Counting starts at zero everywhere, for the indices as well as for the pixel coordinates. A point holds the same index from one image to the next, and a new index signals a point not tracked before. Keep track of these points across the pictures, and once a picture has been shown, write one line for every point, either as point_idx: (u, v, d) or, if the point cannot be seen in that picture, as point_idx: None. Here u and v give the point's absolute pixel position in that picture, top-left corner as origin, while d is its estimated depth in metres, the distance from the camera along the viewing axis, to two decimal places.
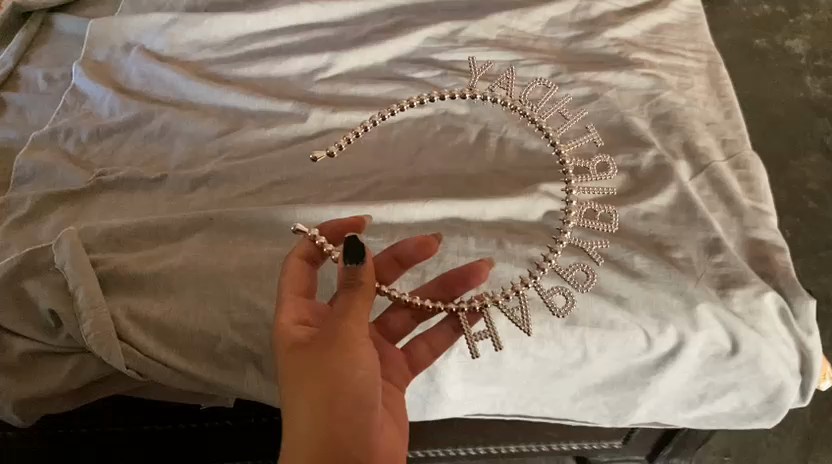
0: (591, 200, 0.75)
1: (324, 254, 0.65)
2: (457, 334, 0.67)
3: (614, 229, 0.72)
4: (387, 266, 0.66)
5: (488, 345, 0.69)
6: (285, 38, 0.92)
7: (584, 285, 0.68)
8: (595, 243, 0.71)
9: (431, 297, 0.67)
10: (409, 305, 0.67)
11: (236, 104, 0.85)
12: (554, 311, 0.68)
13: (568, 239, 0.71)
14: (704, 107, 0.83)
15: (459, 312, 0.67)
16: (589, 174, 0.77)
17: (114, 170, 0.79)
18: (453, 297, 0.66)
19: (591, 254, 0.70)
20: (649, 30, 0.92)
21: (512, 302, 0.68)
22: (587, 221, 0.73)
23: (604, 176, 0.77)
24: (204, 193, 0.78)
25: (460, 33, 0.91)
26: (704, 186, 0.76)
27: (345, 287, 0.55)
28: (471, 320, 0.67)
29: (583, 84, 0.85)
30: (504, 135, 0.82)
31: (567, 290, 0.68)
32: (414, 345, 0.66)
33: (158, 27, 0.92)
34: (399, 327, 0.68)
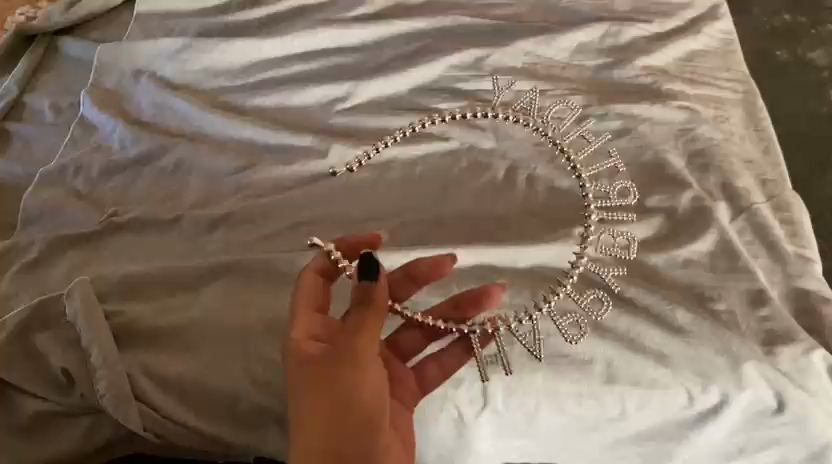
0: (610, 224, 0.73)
1: (338, 269, 0.65)
2: (468, 355, 0.65)
3: (632, 257, 0.71)
4: (400, 283, 0.65)
5: (498, 373, 0.66)
6: (303, 65, 0.89)
7: (599, 313, 0.67)
8: (613, 270, 0.69)
9: (442, 318, 0.65)
10: (421, 325, 0.66)
11: (255, 136, 0.82)
12: (566, 338, 0.65)
13: (585, 264, 0.69)
14: (741, 143, 0.80)
15: (471, 334, 0.65)
16: (609, 199, 0.75)
17: (128, 210, 0.76)
18: (466, 320, 0.65)
19: (607, 281, 0.69)
20: (681, 57, 0.88)
21: (524, 326, 0.67)
22: (604, 247, 0.71)
23: (624, 203, 0.75)
24: (221, 236, 0.74)
25: (486, 60, 0.87)
26: (744, 230, 0.73)
27: (358, 303, 0.55)
28: (483, 344, 0.65)
29: (615, 116, 0.82)
30: (533, 171, 0.79)
31: (582, 319, 0.66)
32: (425, 364, 0.64)
33: (169, 53, 0.88)
34: (410, 344, 0.66)
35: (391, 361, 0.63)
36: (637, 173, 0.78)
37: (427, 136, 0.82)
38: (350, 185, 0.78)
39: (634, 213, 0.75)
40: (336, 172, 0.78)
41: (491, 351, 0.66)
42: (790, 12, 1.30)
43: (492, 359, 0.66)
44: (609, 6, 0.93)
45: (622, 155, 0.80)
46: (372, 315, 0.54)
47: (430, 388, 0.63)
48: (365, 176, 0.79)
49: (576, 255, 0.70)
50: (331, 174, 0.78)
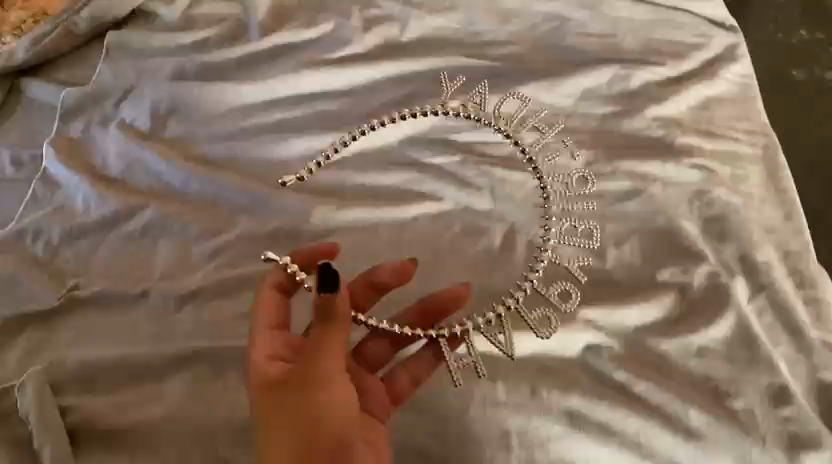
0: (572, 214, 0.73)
1: (296, 283, 0.64)
2: (438, 362, 0.64)
3: (597, 247, 0.71)
4: (361, 292, 0.65)
5: (472, 377, 0.63)
6: (286, 112, 0.82)
7: (568, 305, 0.67)
8: (577, 261, 0.71)
9: (409, 325, 0.65)
10: (387, 332, 0.66)
11: (232, 194, 0.75)
12: (539, 334, 0.65)
13: (549, 257, 0.70)
14: (760, 207, 0.73)
15: (438, 339, 0.65)
16: (571, 189, 0.75)
17: (90, 282, 0.70)
18: (433, 324, 0.65)
19: (573, 271, 0.70)
20: (696, 105, 0.81)
21: (494, 325, 0.66)
22: (568, 239, 0.72)
23: (587, 192, 0.74)
24: (190, 314, 0.68)
25: (483, 108, 0.81)
26: (765, 311, 0.67)
27: (317, 322, 0.52)
28: (451, 346, 0.65)
29: (624, 175, 0.75)
30: (533, 238, 0.73)
31: (554, 314, 0.66)
32: (394, 373, 0.63)
33: (141, 100, 0.82)
34: (378, 354, 0.66)
35: (357, 374, 0.62)
36: (648, 242, 0.71)
37: (417, 196, 0.76)
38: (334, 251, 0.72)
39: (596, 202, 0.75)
40: (287, 183, 0.76)
41: (461, 355, 0.65)
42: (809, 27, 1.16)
43: (466, 363, 0.64)
44: (618, 46, 0.85)
45: (632, 219, 0.73)
46: (330, 334, 0.53)
47: (401, 398, 0.62)
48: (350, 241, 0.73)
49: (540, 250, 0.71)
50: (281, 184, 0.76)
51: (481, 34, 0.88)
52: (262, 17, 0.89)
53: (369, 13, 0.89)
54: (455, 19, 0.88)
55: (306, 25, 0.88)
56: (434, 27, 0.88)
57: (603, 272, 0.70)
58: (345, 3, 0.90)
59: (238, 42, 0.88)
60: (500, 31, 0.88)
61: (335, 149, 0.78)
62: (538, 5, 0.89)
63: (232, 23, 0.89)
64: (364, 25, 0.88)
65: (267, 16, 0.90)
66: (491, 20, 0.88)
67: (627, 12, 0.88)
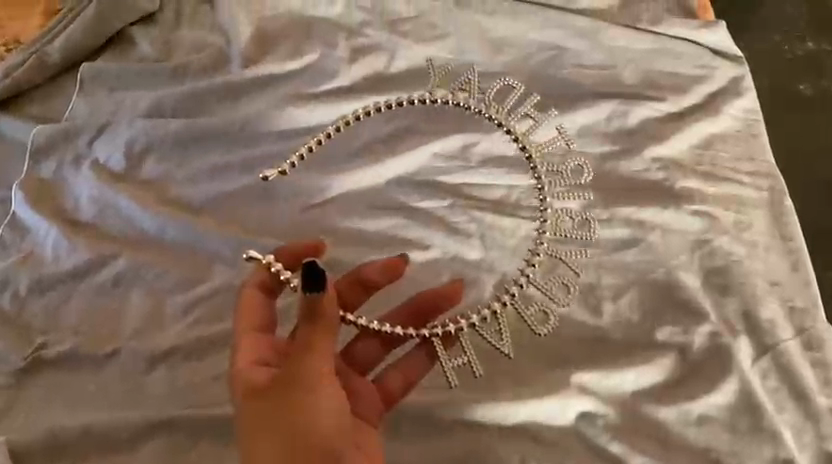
0: (566, 206, 0.73)
1: (282, 282, 0.62)
2: (433, 361, 0.63)
3: (594, 239, 0.71)
4: (350, 291, 0.62)
5: (466, 375, 0.64)
6: (266, 149, 0.78)
7: (564, 300, 0.67)
8: (574, 253, 0.70)
9: (402, 324, 0.63)
10: (378, 334, 0.63)
11: (208, 241, 0.71)
12: (535, 330, 0.66)
13: (545, 251, 0.70)
14: (766, 257, 0.69)
15: (432, 338, 0.63)
16: (564, 178, 0.74)
17: (58, 340, 0.66)
18: (427, 323, 0.63)
19: (572, 265, 0.69)
20: (698, 143, 0.77)
21: (488, 323, 0.66)
22: (563, 230, 0.71)
23: (580, 181, 0.74)
24: (162, 375, 0.64)
25: (474, 147, 0.77)
26: (769, 373, 0.64)
27: (304, 319, 0.50)
28: (445, 345, 0.64)
29: (622, 222, 0.71)
30: (525, 289, 0.68)
31: (549, 309, 0.67)
32: (385, 373, 0.61)
33: (114, 137, 0.78)
34: (370, 354, 0.63)
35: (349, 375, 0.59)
36: (647, 295, 0.68)
37: (404, 243, 0.72)
38: None
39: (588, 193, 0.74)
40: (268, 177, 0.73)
41: (457, 353, 0.64)
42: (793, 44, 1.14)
43: (459, 361, 0.64)
44: (617, 78, 0.81)
45: (630, 270, 0.69)
46: (319, 329, 0.51)
47: (396, 399, 0.60)
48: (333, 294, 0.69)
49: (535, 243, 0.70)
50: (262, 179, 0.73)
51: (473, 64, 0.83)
52: (243, 45, 0.85)
53: (355, 42, 0.85)
54: (445, 48, 0.84)
55: (290, 56, 0.85)
56: (423, 57, 0.84)
57: (597, 329, 0.66)
58: (330, 31, 0.86)
59: (219, 73, 0.85)
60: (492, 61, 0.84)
61: (324, 135, 0.74)
62: (532, 34, 0.85)
63: (211, 52, 0.85)
64: (350, 55, 0.84)
65: (249, 43, 0.85)
66: (483, 49, 0.84)
67: (627, 42, 0.83)
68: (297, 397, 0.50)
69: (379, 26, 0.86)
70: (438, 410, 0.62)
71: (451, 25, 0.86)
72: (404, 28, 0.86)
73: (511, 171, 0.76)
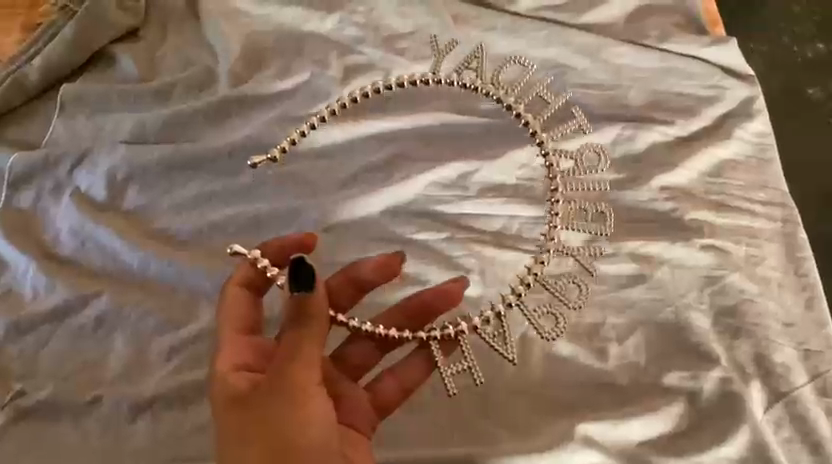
0: (577, 195, 0.71)
1: (268, 279, 0.61)
2: (430, 366, 0.60)
3: (610, 232, 0.69)
4: (341, 289, 0.61)
5: (464, 385, 0.63)
6: (252, 177, 0.74)
7: (577, 302, 0.66)
8: (588, 249, 0.68)
9: (397, 326, 0.61)
10: (372, 336, 0.61)
11: (192, 279, 0.68)
12: (542, 333, 0.64)
13: (557, 245, 0.68)
14: (779, 295, 0.66)
15: (430, 341, 0.61)
16: (578, 166, 0.73)
17: (37, 386, 0.63)
18: (423, 325, 0.61)
19: (586, 263, 0.68)
20: (709, 169, 0.73)
21: (490, 326, 0.64)
22: (575, 223, 0.70)
23: (597, 169, 0.72)
24: (146, 425, 0.62)
25: (473, 176, 0.73)
26: (783, 422, 0.61)
27: (291, 322, 0.47)
28: (445, 350, 0.62)
29: (628, 257, 0.68)
30: (527, 331, 0.65)
31: (560, 312, 0.65)
32: (379, 379, 0.59)
33: (95, 164, 0.74)
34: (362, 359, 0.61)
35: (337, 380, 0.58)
36: (655, 337, 0.65)
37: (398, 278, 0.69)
38: None
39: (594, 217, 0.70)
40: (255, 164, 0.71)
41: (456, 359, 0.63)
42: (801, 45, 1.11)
43: (459, 367, 0.62)
44: (623, 100, 0.77)
45: (637, 309, 0.66)
46: (307, 333, 0.47)
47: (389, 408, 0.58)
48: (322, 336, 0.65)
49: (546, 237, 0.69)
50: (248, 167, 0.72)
51: None
52: (231, 63, 0.81)
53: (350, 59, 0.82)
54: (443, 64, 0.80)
55: (279, 75, 0.81)
56: (418, 77, 0.80)
57: (602, 373, 0.63)
58: (322, 48, 0.82)
59: (205, 92, 0.81)
60: None
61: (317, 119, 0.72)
62: (534, 50, 0.80)
63: (197, 71, 0.81)
64: (343, 76, 0.81)
65: (237, 60, 0.81)
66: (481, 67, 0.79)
67: (634, 60, 0.79)
68: (280, 407, 0.48)
69: (373, 41, 0.82)
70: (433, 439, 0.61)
71: (449, 41, 0.81)
72: (400, 44, 0.82)
73: (510, 203, 0.72)
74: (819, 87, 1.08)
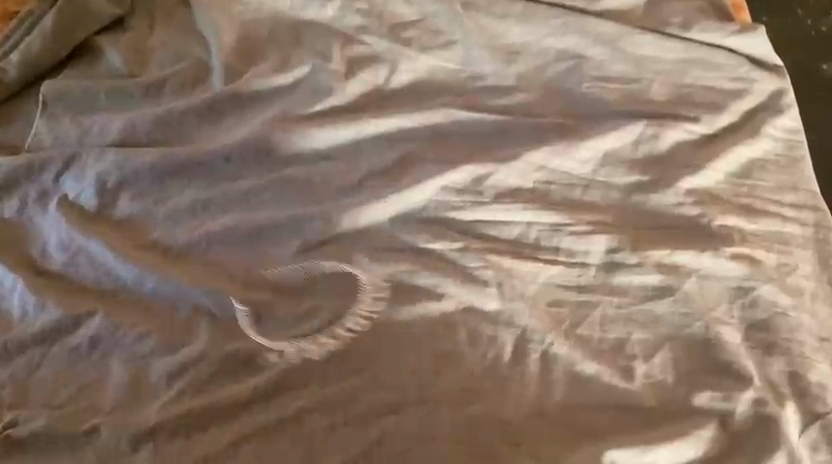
0: (577, 164, 0.70)
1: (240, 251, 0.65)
2: (415, 340, 0.62)
3: (612, 206, 0.68)
4: (315, 249, 0.67)
5: (447, 353, 0.61)
6: (254, 181, 0.70)
7: (577, 280, 0.65)
8: (589, 220, 0.67)
9: (372, 296, 0.64)
10: (350, 300, 0.64)
11: (192, 296, 0.64)
12: (541, 311, 0.63)
13: (552, 219, 0.67)
14: (812, 306, 0.63)
15: (415, 313, 0.63)
16: (580, 132, 0.71)
17: (30, 416, 0.59)
18: (391, 288, 0.64)
19: (595, 243, 0.65)
20: (736, 171, 0.69)
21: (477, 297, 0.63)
22: (577, 199, 0.69)
23: (601, 135, 0.70)
24: (148, 455, 0.58)
25: (487, 180, 0.69)
26: (820, 445, 0.58)
27: None
28: (432, 326, 0.62)
29: (654, 267, 0.64)
30: (548, 348, 0.61)
31: (557, 285, 0.65)
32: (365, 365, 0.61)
33: (85, 171, 0.70)
34: (344, 343, 0.62)
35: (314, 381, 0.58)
36: (684, 354, 0.61)
37: (410, 291, 0.64)
38: (308, 370, 0.60)
39: (614, 219, 0.67)
40: (248, 119, 0.73)
41: (442, 338, 0.62)
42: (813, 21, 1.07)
43: (443, 344, 0.62)
44: (644, 95, 0.74)
45: (662, 323, 0.63)
46: None
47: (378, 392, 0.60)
48: (326, 360, 0.61)
49: (545, 211, 0.67)
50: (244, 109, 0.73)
51: (482, 76, 0.76)
52: (225, 56, 0.76)
53: (353, 50, 0.77)
54: (453, 59, 0.77)
55: (276, 68, 0.75)
56: (427, 69, 0.76)
57: (629, 394, 0.60)
58: (322, 39, 0.77)
59: (198, 89, 0.76)
60: (504, 73, 0.76)
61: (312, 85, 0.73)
62: (550, 39, 0.77)
63: (190, 65, 0.76)
64: (346, 70, 0.75)
65: (231, 53, 0.76)
66: (494, 59, 0.76)
67: (655, 48, 0.76)
68: None
69: (376, 32, 0.78)
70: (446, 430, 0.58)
71: (458, 30, 0.77)
72: (406, 33, 0.78)
73: (527, 205, 0.67)
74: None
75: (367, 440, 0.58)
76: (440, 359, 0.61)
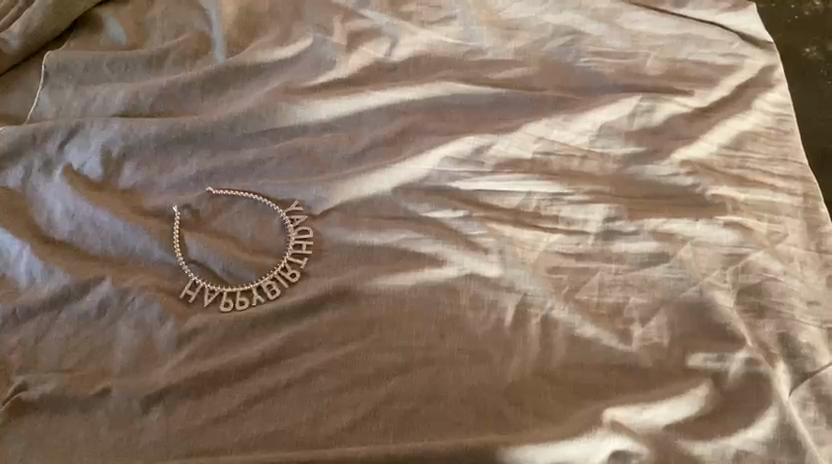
0: (575, 136, 0.72)
1: None
2: (422, 305, 0.63)
3: (609, 176, 0.70)
4: (319, 219, 0.68)
5: (450, 318, 0.63)
6: (258, 151, 0.71)
7: (576, 248, 0.67)
8: (587, 188, 0.69)
9: (376, 263, 0.65)
10: (357, 267, 0.65)
11: (205, 261, 0.65)
12: (542, 276, 0.65)
13: (551, 188, 0.69)
14: (801, 272, 0.65)
15: (419, 279, 0.64)
16: (578, 105, 0.73)
17: (40, 380, 0.60)
18: (396, 256, 0.66)
19: (594, 211, 0.67)
20: (728, 143, 0.72)
21: (479, 263, 0.65)
22: (576, 169, 0.70)
23: (599, 107, 0.72)
24: (158, 417, 0.58)
25: (488, 150, 0.71)
26: (808, 403, 0.60)
27: None
28: (435, 293, 0.64)
29: (650, 234, 0.66)
30: (548, 313, 0.63)
31: (557, 251, 0.66)
32: (370, 330, 0.62)
33: (89, 142, 0.71)
34: (349, 311, 0.63)
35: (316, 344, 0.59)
36: (678, 317, 0.63)
37: (414, 258, 0.66)
38: (315, 335, 0.62)
39: (612, 188, 0.69)
40: (251, 91, 0.74)
41: (445, 303, 0.63)
42: (799, 6, 1.09)
43: (448, 309, 0.63)
44: (640, 69, 0.76)
45: (659, 288, 0.65)
46: None
47: (382, 355, 0.61)
48: (332, 324, 0.62)
49: (545, 181, 0.69)
50: (250, 88, 0.74)
51: (482, 51, 0.78)
52: (227, 29, 0.77)
53: (353, 25, 0.78)
54: (453, 33, 0.78)
55: (279, 41, 0.76)
56: (428, 43, 0.78)
57: (626, 355, 0.62)
58: (323, 14, 0.79)
59: (200, 60, 0.76)
60: (503, 47, 0.78)
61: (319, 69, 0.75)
62: (547, 15, 0.79)
63: (193, 37, 0.77)
64: (347, 43, 0.77)
65: (234, 27, 0.77)
66: (492, 34, 0.78)
67: (650, 25, 0.79)
68: None
69: (376, 6, 0.79)
70: (450, 391, 0.59)
71: (458, 6, 0.79)
72: (406, 8, 0.80)
73: (527, 175, 0.69)
74: (816, 47, 1.05)
75: (371, 401, 0.59)
76: (444, 323, 0.63)
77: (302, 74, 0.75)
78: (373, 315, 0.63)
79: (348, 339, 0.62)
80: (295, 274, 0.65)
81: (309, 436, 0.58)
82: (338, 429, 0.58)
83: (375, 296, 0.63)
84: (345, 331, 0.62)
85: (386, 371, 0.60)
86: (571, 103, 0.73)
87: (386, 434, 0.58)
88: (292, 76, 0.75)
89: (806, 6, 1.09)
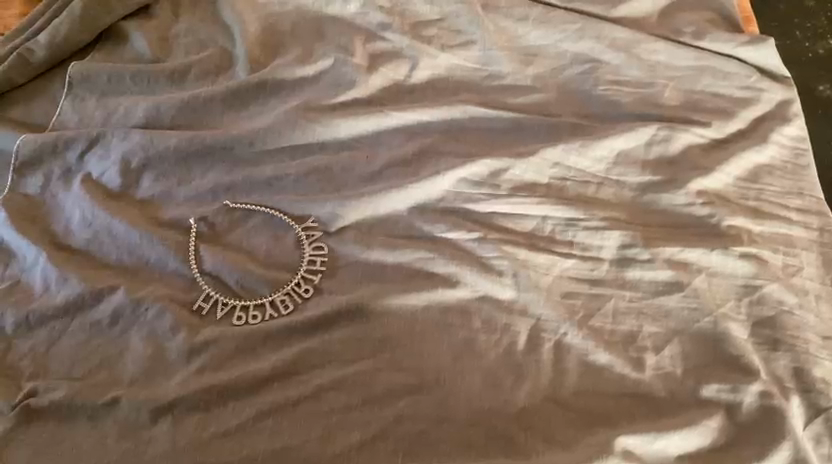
0: (591, 163, 0.72)
1: None
2: (435, 326, 0.63)
3: (624, 204, 0.70)
4: (335, 235, 0.68)
5: (462, 339, 0.63)
6: (275, 167, 0.71)
7: (590, 274, 0.66)
8: (603, 214, 0.69)
9: (391, 281, 0.65)
10: (370, 285, 0.65)
11: (219, 273, 0.66)
12: (555, 300, 0.65)
13: (566, 214, 0.69)
14: (816, 305, 0.65)
15: (433, 299, 0.64)
16: (595, 132, 0.73)
17: (50, 387, 0.60)
18: (410, 276, 0.66)
19: (610, 238, 0.67)
20: (744, 175, 0.72)
21: (492, 286, 0.65)
22: (591, 196, 0.71)
23: (616, 134, 0.72)
24: (167, 428, 0.58)
25: (504, 173, 0.71)
26: (822, 438, 0.59)
27: None
28: (448, 313, 0.64)
29: (665, 263, 0.66)
30: (561, 338, 0.63)
31: (571, 276, 0.66)
32: (383, 348, 0.62)
33: (109, 152, 0.71)
34: (361, 329, 0.63)
35: None
36: (692, 347, 0.63)
37: (427, 277, 0.65)
38: (327, 352, 0.62)
39: (627, 216, 0.69)
40: (271, 108, 0.75)
41: (459, 323, 0.63)
42: (815, 42, 1.10)
43: (461, 331, 0.63)
44: (657, 99, 0.76)
45: (672, 317, 0.64)
46: None
47: (393, 375, 0.61)
48: (344, 342, 0.62)
49: (561, 206, 0.69)
50: (271, 105, 0.75)
51: (501, 75, 0.78)
52: (250, 46, 0.78)
53: (374, 46, 0.79)
54: (473, 57, 0.79)
55: (300, 60, 0.77)
56: (448, 66, 0.78)
57: (639, 384, 0.61)
58: (345, 34, 0.80)
59: (221, 76, 0.77)
60: (522, 73, 0.78)
61: (339, 88, 0.76)
62: (566, 43, 0.80)
63: (215, 53, 0.78)
64: (368, 64, 0.78)
65: (256, 45, 0.78)
66: (511, 59, 0.79)
67: (668, 56, 0.79)
68: None
69: (398, 28, 0.80)
70: (461, 414, 0.59)
71: (478, 30, 0.80)
72: (427, 32, 0.81)
73: (543, 200, 0.69)
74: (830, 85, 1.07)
75: (382, 420, 0.58)
76: (456, 344, 0.62)
77: (320, 93, 0.76)
78: (384, 334, 0.62)
79: (359, 358, 0.62)
80: (308, 290, 0.65)
81: (317, 453, 0.57)
82: (346, 447, 0.57)
83: (388, 315, 0.63)
84: (357, 349, 0.62)
85: (398, 392, 0.60)
86: (588, 130, 0.74)
87: (395, 454, 0.57)
88: (311, 95, 0.75)
89: (822, 41, 1.10)
